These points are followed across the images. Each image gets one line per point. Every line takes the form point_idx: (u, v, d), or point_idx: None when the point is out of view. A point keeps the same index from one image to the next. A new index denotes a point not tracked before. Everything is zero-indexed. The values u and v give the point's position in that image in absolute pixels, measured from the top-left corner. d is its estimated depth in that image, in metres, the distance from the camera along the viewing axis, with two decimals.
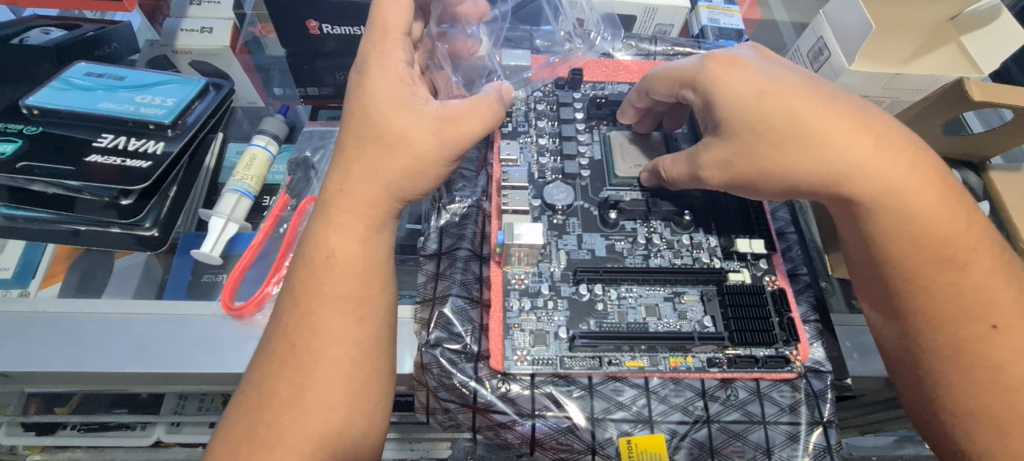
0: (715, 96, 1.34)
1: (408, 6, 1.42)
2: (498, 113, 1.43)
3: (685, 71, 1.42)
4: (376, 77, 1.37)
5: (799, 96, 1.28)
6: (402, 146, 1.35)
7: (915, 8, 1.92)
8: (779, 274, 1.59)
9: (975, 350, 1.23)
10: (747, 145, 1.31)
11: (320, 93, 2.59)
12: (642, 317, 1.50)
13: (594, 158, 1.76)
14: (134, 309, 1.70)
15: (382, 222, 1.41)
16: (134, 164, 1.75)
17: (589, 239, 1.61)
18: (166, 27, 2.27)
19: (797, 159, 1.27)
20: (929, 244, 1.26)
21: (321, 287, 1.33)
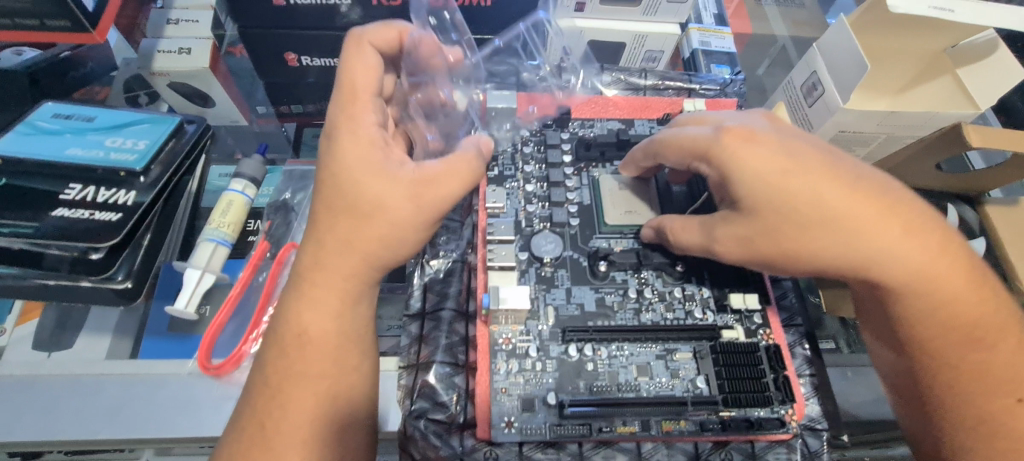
0: (732, 174, 1.27)
1: (376, 67, 1.36)
2: (479, 169, 1.35)
3: (698, 143, 1.35)
4: (344, 145, 1.30)
5: (822, 178, 1.23)
6: (376, 214, 1.28)
7: (909, 41, 1.86)
8: (774, 328, 1.53)
9: (982, 419, 1.21)
10: (768, 227, 1.26)
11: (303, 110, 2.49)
12: (633, 377, 1.45)
13: (583, 203, 1.70)
14: (107, 370, 1.64)
15: (361, 294, 1.36)
16: (103, 217, 1.68)
17: (578, 292, 1.56)
18: (143, 48, 2.13)
19: (815, 240, 1.24)
20: (954, 325, 1.23)
21: (293, 365, 1.30)
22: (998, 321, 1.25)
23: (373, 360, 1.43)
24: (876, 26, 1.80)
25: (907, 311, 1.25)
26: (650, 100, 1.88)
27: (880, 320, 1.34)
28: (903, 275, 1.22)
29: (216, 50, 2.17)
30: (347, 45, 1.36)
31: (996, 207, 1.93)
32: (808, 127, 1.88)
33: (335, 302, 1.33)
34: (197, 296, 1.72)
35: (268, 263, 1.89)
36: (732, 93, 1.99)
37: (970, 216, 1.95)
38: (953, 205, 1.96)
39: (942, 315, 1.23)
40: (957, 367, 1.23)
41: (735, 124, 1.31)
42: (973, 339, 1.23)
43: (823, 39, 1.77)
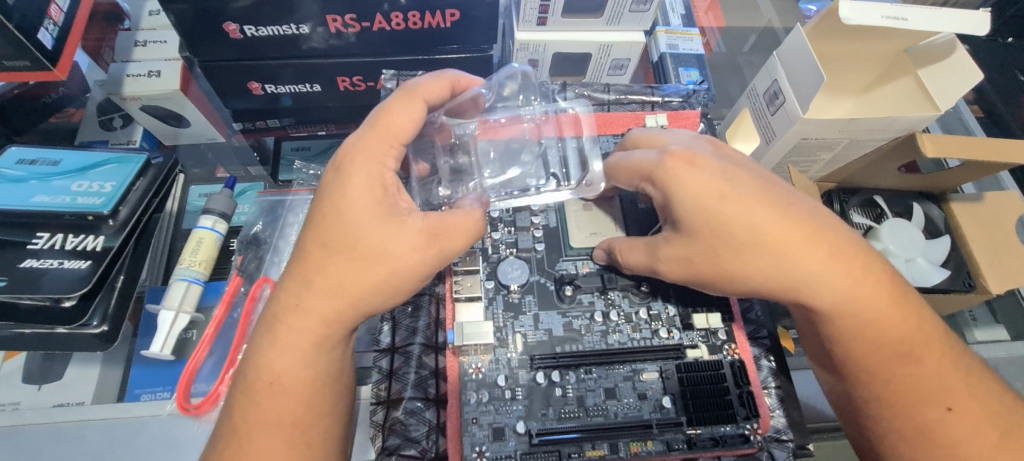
0: (674, 196, 1.35)
1: (416, 122, 1.43)
2: (482, 227, 1.47)
3: (644, 166, 1.43)
4: (355, 185, 1.33)
5: (757, 207, 1.31)
6: (378, 259, 1.33)
7: (869, 44, 1.88)
8: (739, 342, 1.57)
9: (924, 430, 1.27)
10: (708, 248, 1.34)
11: (280, 124, 2.42)
12: (601, 399, 1.48)
13: (549, 226, 1.71)
14: (85, 414, 1.64)
15: (337, 342, 1.39)
16: (73, 265, 1.71)
17: (546, 318, 1.58)
18: (112, 73, 2.13)
19: (743, 260, 1.33)
20: (880, 343, 1.30)
21: (264, 414, 1.32)
22: (928, 339, 1.32)
23: (348, 400, 1.45)
24: (832, 34, 1.80)
25: (837, 332, 1.33)
26: (614, 115, 1.90)
27: (815, 338, 1.43)
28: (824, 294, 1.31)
29: (188, 70, 2.17)
30: (398, 93, 1.42)
31: (961, 204, 1.96)
32: (772, 134, 1.88)
33: (305, 347, 1.34)
34: (172, 337, 1.77)
35: (242, 298, 1.92)
36: (695, 104, 2.02)
37: (936, 214, 1.96)
38: (919, 203, 1.97)
39: (868, 332, 1.30)
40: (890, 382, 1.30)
41: (679, 148, 1.39)
42: (902, 356, 1.30)
43: (782, 46, 1.77)
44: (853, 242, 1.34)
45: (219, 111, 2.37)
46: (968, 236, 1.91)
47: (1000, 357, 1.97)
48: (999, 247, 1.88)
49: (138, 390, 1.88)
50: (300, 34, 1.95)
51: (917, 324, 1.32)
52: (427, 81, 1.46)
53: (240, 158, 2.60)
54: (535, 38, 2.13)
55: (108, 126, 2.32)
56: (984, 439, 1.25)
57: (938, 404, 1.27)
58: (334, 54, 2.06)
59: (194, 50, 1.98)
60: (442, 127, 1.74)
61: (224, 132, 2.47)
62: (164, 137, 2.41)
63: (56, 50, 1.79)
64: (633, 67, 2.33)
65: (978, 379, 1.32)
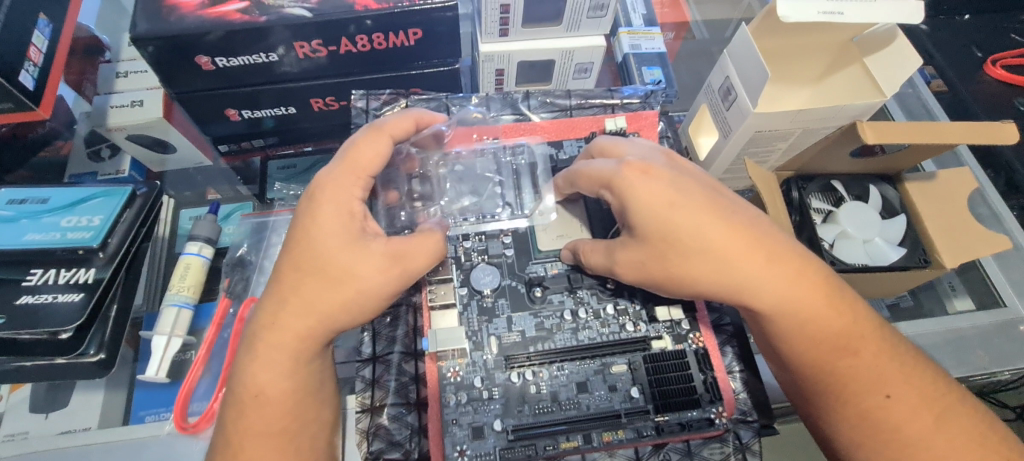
0: (629, 204, 1.43)
1: (383, 154, 1.57)
2: (443, 247, 1.60)
3: (603, 175, 1.49)
4: (326, 214, 1.48)
5: (705, 214, 1.39)
6: (347, 282, 1.45)
7: (815, 36, 1.95)
8: (703, 330, 1.65)
9: (863, 413, 1.37)
10: (658, 250, 1.42)
11: (267, 142, 2.49)
12: (574, 394, 1.56)
13: (518, 230, 1.79)
14: (89, 439, 1.72)
15: (314, 355, 1.50)
16: (67, 298, 1.79)
17: (518, 320, 1.66)
18: (97, 105, 2.21)
19: (688, 261, 1.41)
20: (818, 339, 1.41)
21: (252, 424, 1.44)
22: (862, 332, 1.43)
23: (332, 405, 1.56)
24: (778, 29, 1.88)
25: (780, 329, 1.43)
26: (575, 120, 1.98)
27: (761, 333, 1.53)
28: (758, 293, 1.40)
29: (168, 99, 2.22)
30: (366, 130, 1.57)
31: (915, 183, 2.03)
32: (728, 130, 1.96)
33: (283, 365, 1.45)
34: (166, 361, 1.85)
35: (231, 319, 2.01)
36: (654, 103, 2.09)
37: (892, 196, 2.03)
38: (875, 186, 2.05)
39: (801, 326, 1.41)
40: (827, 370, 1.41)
41: (635, 159, 1.46)
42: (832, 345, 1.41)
43: (731, 46, 1.85)
44: (793, 248, 1.44)
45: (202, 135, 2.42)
46: (923, 213, 1.99)
47: (963, 328, 2.05)
48: (952, 223, 1.96)
49: (142, 412, 2.01)
50: (271, 61, 2.02)
51: (851, 318, 1.43)
52: (393, 117, 1.61)
53: (226, 178, 2.65)
54: (498, 49, 2.20)
55: (97, 157, 2.39)
56: (921, 407, 1.35)
57: (870, 391, 1.38)
58: (306, 77, 2.13)
59: (170, 83, 2.05)
60: (406, 157, 1.86)
61: (211, 156, 2.54)
62: (151, 165, 2.50)
63: (37, 90, 1.87)
64: (598, 70, 2.40)
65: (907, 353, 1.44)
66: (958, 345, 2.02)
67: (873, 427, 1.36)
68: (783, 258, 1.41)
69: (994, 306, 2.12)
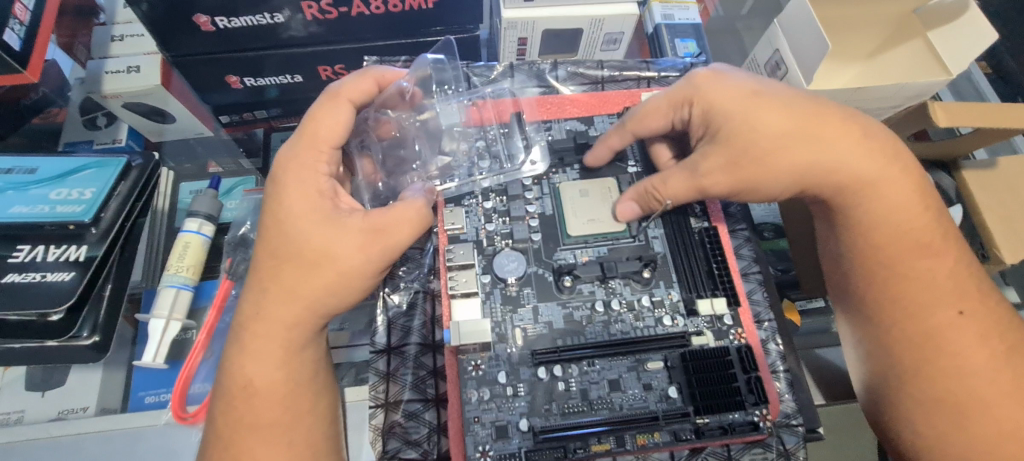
0: (745, 122, 1.46)
1: (344, 122, 1.52)
2: (428, 217, 1.52)
3: (727, 94, 1.49)
4: (293, 192, 1.43)
5: (828, 143, 1.43)
6: (325, 262, 1.40)
7: (875, 7, 1.79)
8: (745, 326, 1.51)
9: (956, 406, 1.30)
10: (741, 150, 1.45)
11: (269, 115, 2.33)
12: (605, 392, 1.44)
13: (545, 213, 1.65)
14: (81, 427, 1.61)
15: (308, 341, 1.43)
16: (57, 277, 1.66)
17: (545, 310, 1.53)
18: (90, 71, 2.05)
19: (779, 149, 1.44)
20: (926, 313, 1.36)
21: (243, 416, 1.35)
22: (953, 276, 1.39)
23: (332, 395, 1.47)
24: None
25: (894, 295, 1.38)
26: (607, 94, 1.83)
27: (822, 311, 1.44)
28: (863, 198, 1.43)
29: (166, 66, 2.05)
30: (323, 99, 1.52)
31: (974, 171, 1.90)
32: None
33: (275, 349, 1.38)
34: (164, 346, 1.72)
35: (233, 302, 1.88)
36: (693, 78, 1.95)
37: (947, 183, 1.91)
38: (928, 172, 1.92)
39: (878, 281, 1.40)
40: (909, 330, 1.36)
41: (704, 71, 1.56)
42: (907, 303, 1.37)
43: (783, 13, 1.69)
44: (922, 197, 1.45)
45: (202, 103, 2.24)
46: (981, 204, 1.84)
47: None
48: (1013, 214, 1.81)
49: (141, 393, 1.89)
50: (277, 22, 1.85)
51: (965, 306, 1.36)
52: (350, 83, 1.56)
53: (228, 150, 2.48)
54: (522, 16, 2.02)
55: (93, 126, 2.23)
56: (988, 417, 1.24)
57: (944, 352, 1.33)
58: (314, 43, 1.96)
59: (166, 45, 1.89)
60: (378, 123, 1.81)
61: (211, 126, 2.36)
62: (149, 134, 2.32)
63: (25, 51, 1.71)
64: (628, 42, 2.22)
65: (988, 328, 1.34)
66: None
67: (940, 404, 1.31)
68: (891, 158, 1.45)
69: None
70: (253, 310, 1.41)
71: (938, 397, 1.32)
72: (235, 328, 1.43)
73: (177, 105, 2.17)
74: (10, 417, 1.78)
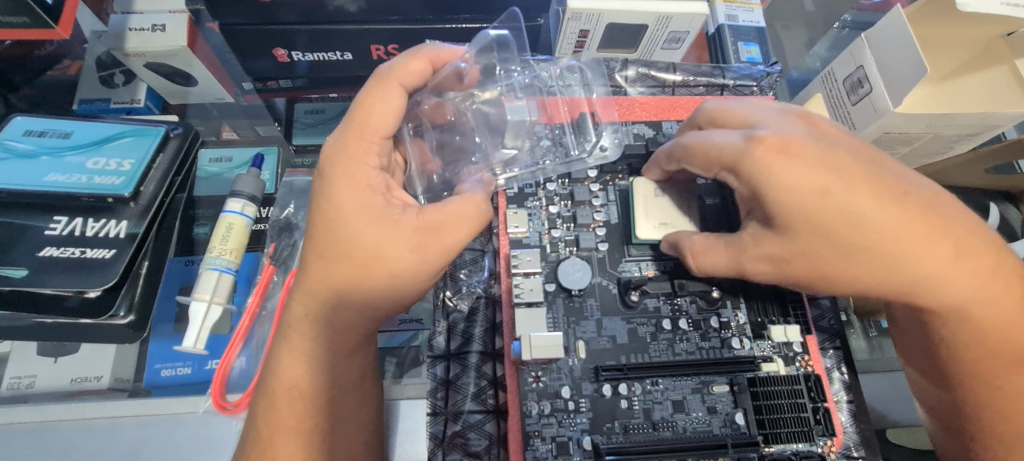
0: (767, 189, 1.28)
1: (396, 108, 1.36)
2: (487, 214, 1.38)
3: (727, 154, 1.34)
4: (342, 187, 1.31)
5: (887, 214, 1.24)
6: (377, 264, 1.30)
7: (963, 30, 1.72)
8: (813, 354, 1.49)
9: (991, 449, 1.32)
10: (800, 248, 1.29)
11: (292, 85, 2.11)
12: (669, 413, 1.40)
13: (611, 222, 1.60)
14: (117, 410, 1.52)
15: (358, 345, 1.38)
16: (96, 254, 1.58)
17: (609, 324, 1.48)
18: (114, 26, 1.86)
19: (822, 226, 1.25)
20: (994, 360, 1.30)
21: (288, 420, 1.28)
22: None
23: (378, 402, 1.42)
24: (937, 14, 1.64)
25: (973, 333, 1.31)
26: (677, 99, 1.77)
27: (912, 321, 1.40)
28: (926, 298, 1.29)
29: (193, 24, 1.89)
30: (374, 82, 1.35)
31: None
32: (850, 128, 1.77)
33: (327, 351, 1.32)
34: (205, 332, 1.65)
35: (275, 288, 1.82)
36: (766, 88, 1.96)
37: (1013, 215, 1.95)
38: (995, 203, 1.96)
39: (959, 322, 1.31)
40: (984, 378, 1.32)
41: (769, 134, 1.29)
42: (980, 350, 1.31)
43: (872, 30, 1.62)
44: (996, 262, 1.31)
45: (228, 68, 2.05)
46: None
47: None
48: None
49: (158, 365, 1.81)
50: None
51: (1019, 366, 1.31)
52: (402, 65, 1.37)
53: (247, 115, 2.27)
54: (587, 6, 1.78)
55: (110, 83, 2.04)
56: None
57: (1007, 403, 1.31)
58: (367, 21, 1.80)
59: (212, 10, 1.73)
60: (432, 108, 1.65)
61: (232, 92, 2.15)
62: (171, 96, 2.12)
63: (57, 4, 1.57)
64: (691, 41, 1.99)
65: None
66: None
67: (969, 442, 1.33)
68: (959, 249, 1.28)
69: None
70: (306, 309, 1.33)
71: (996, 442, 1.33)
72: (282, 323, 1.37)
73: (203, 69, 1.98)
74: (24, 382, 1.72)
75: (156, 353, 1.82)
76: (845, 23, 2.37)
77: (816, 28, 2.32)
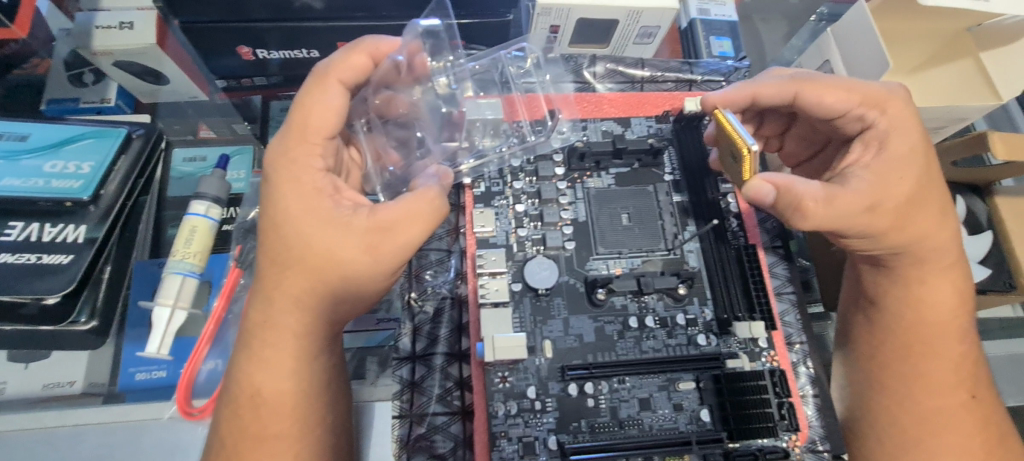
0: (904, 130, 1.34)
1: (337, 107, 1.31)
2: (442, 208, 1.32)
3: (872, 91, 1.38)
4: (287, 191, 1.28)
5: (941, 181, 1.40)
6: (330, 267, 1.26)
7: (929, 22, 1.72)
8: (778, 349, 1.49)
9: (951, 445, 1.39)
10: (903, 198, 1.31)
11: (268, 82, 2.07)
12: (636, 411, 1.40)
13: (579, 219, 1.59)
14: (79, 418, 1.49)
15: (323, 348, 1.36)
16: (53, 260, 1.56)
17: (576, 323, 1.48)
18: (80, 24, 1.82)
19: (916, 179, 1.32)
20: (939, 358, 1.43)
21: (251, 427, 1.27)
22: (948, 334, 1.44)
23: (345, 404, 1.42)
24: (903, 9, 1.65)
25: (918, 334, 1.44)
26: (646, 96, 1.76)
27: (890, 317, 1.46)
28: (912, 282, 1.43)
29: (161, 22, 1.82)
30: (310, 81, 1.31)
31: (1007, 197, 1.85)
32: None
33: (289, 355, 1.29)
34: (169, 337, 1.64)
35: (241, 291, 1.78)
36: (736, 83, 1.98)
37: (978, 209, 1.88)
38: (962, 196, 1.90)
39: (907, 310, 1.44)
40: (925, 377, 1.43)
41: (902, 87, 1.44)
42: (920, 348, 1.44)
43: (838, 23, 1.65)
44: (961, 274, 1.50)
45: (199, 65, 2.00)
46: (1012, 234, 1.80)
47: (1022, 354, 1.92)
48: None
49: (131, 369, 1.76)
50: None
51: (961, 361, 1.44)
52: (338, 60, 1.33)
53: (222, 114, 2.18)
54: (557, 2, 1.76)
55: (79, 82, 2.00)
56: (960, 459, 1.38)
57: (926, 385, 1.43)
58: (334, 18, 1.77)
59: (173, 9, 1.69)
60: (382, 103, 1.55)
61: (205, 90, 2.09)
62: (142, 96, 2.08)
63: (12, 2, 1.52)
64: (663, 36, 1.98)
65: (977, 380, 1.44)
66: (1015, 374, 1.89)
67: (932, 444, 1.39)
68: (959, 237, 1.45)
69: None
70: (266, 315, 1.30)
71: (951, 440, 1.39)
72: (243, 329, 1.34)
73: (174, 68, 1.93)
74: None
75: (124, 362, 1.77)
76: (819, 15, 2.27)
77: (796, 22, 2.36)
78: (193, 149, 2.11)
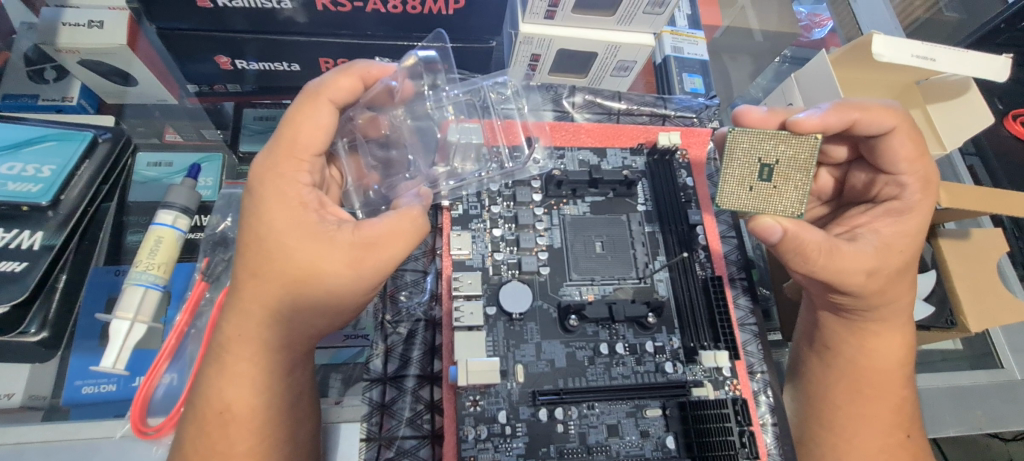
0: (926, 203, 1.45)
1: (326, 126, 1.31)
2: (424, 227, 1.33)
3: (927, 167, 1.46)
4: (273, 205, 1.26)
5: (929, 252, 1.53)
6: (312, 280, 1.26)
7: (880, 76, 1.85)
8: (740, 378, 1.56)
9: None
10: (872, 246, 1.39)
11: (242, 90, 2.04)
12: (603, 437, 1.42)
13: (554, 245, 1.63)
14: (21, 436, 1.36)
15: (293, 367, 1.35)
16: (4, 267, 1.48)
17: (548, 347, 1.50)
18: (45, 19, 1.74)
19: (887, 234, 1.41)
20: (882, 394, 1.53)
21: (217, 445, 1.23)
22: (890, 372, 1.53)
23: (315, 425, 1.39)
24: (855, 63, 1.78)
25: (865, 371, 1.53)
26: (622, 127, 1.81)
27: (846, 356, 1.55)
28: (869, 325, 1.51)
29: (134, 22, 1.78)
30: (301, 99, 1.30)
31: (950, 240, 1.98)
32: None
33: (263, 373, 1.27)
34: (127, 351, 1.56)
35: (207, 306, 1.74)
36: (706, 120, 2.08)
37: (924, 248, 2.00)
38: None
39: (854, 346, 1.54)
40: (868, 411, 1.52)
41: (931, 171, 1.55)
42: (866, 386, 1.53)
43: (799, 71, 1.81)
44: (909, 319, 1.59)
45: (170, 67, 1.95)
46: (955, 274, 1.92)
47: (963, 387, 2.03)
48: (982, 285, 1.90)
49: (78, 382, 1.68)
50: (280, 9, 1.67)
51: (901, 398, 1.54)
52: (329, 81, 1.32)
53: (191, 118, 2.15)
54: (539, 32, 1.81)
55: (39, 78, 1.91)
56: None
57: (866, 419, 1.52)
58: (317, 32, 1.76)
59: (149, 13, 1.65)
60: (366, 123, 1.55)
61: (177, 94, 2.05)
62: (107, 96, 2.00)
63: None
64: (639, 71, 2.04)
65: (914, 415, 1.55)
66: (955, 406, 1.99)
67: None
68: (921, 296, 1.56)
69: (992, 367, 2.10)
70: (239, 329, 1.27)
71: None
72: (212, 346, 1.30)
73: (144, 69, 1.87)
74: None
75: (72, 371, 1.69)
76: (784, 57, 2.41)
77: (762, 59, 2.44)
78: (158, 154, 2.01)
